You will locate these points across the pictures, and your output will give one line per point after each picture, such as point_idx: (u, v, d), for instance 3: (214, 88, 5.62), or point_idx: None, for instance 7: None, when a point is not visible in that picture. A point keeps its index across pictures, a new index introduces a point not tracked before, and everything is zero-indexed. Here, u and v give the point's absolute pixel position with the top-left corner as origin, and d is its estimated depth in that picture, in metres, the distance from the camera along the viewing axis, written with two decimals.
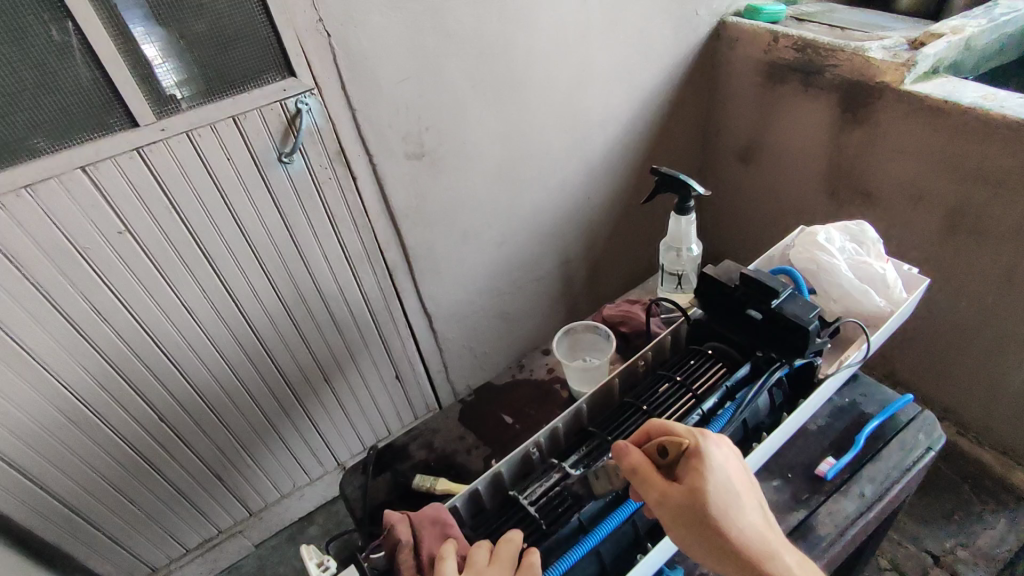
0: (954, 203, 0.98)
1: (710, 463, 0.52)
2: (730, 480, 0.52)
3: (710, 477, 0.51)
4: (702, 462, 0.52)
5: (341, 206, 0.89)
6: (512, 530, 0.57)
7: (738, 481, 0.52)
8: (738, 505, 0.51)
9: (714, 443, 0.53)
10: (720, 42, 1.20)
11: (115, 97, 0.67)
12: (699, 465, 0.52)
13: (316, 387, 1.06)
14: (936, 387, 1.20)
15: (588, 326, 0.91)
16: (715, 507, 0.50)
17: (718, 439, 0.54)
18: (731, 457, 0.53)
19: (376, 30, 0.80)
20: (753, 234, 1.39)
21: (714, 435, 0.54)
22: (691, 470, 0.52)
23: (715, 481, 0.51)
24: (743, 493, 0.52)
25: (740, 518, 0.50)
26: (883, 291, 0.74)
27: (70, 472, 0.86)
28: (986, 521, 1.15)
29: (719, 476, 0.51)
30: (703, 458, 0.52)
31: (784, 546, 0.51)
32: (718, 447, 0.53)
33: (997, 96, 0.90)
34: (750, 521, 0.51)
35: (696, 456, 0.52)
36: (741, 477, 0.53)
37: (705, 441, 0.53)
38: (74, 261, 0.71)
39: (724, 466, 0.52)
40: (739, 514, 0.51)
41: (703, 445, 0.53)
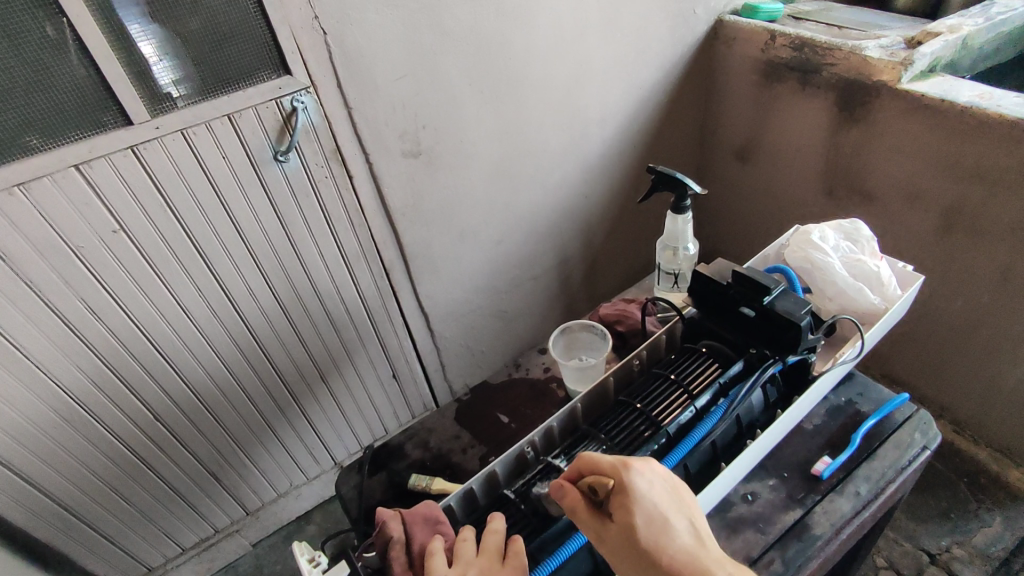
0: (951, 202, 0.98)
1: (633, 494, 0.52)
2: (656, 506, 0.51)
3: (636, 509, 0.51)
4: (626, 494, 0.52)
5: (338, 205, 0.89)
6: (497, 521, 0.58)
7: (665, 506, 0.52)
8: (669, 530, 0.51)
9: (636, 471, 0.53)
10: (717, 41, 1.20)
11: (109, 95, 0.67)
12: (624, 498, 0.52)
13: (312, 386, 1.06)
14: (933, 386, 1.20)
15: (584, 324, 0.91)
16: (644, 537, 0.50)
17: (643, 465, 0.54)
18: (658, 482, 0.53)
19: (372, 28, 0.80)
20: (751, 233, 1.39)
21: (638, 462, 0.54)
22: (617, 503, 0.52)
23: (641, 511, 0.51)
24: (672, 516, 0.52)
25: (670, 542, 0.50)
26: (878, 288, 0.74)
27: (65, 471, 0.86)
28: (983, 520, 1.15)
29: (645, 505, 0.51)
30: (626, 490, 0.52)
31: (722, 562, 0.50)
32: (642, 474, 0.53)
33: (994, 95, 0.90)
34: (681, 544, 0.50)
35: (620, 489, 0.52)
36: (670, 501, 0.52)
37: (627, 470, 0.53)
38: (68, 259, 0.71)
39: (648, 494, 0.52)
40: (670, 539, 0.50)
41: (624, 476, 0.53)
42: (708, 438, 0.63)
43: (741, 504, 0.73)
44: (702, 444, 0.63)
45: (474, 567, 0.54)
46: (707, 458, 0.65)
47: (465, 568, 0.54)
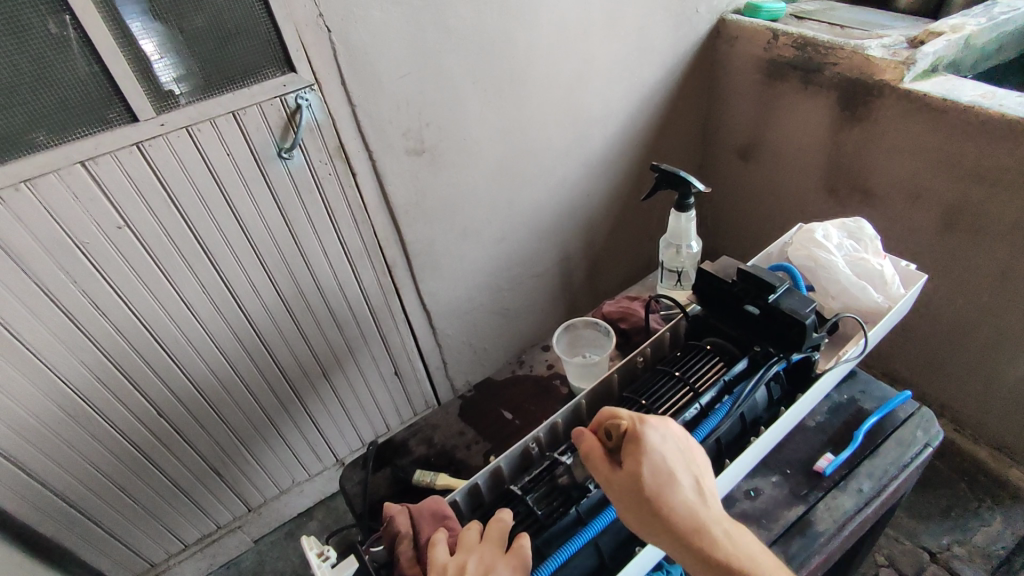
0: (953, 201, 0.98)
1: (645, 445, 0.53)
2: (665, 459, 0.53)
3: (645, 459, 0.52)
4: (638, 444, 0.53)
5: (341, 202, 0.89)
6: (503, 510, 0.57)
7: (674, 461, 0.53)
8: (673, 483, 0.52)
9: (651, 426, 0.54)
10: (720, 39, 1.20)
11: (114, 91, 0.67)
12: (636, 447, 0.53)
13: (315, 383, 1.06)
14: (934, 385, 1.20)
15: (587, 322, 0.91)
16: (649, 486, 0.51)
17: (659, 422, 0.55)
18: (671, 440, 0.54)
19: (376, 26, 0.80)
20: (752, 232, 1.39)
21: (655, 419, 0.56)
22: (629, 452, 0.53)
23: (650, 462, 0.52)
24: (680, 472, 0.53)
25: (672, 494, 0.51)
26: (881, 287, 0.74)
27: (69, 467, 0.86)
28: (983, 518, 1.16)
29: (655, 457, 0.53)
30: (639, 441, 0.53)
31: (717, 518, 0.51)
32: (656, 429, 0.55)
33: (996, 94, 0.90)
34: (684, 498, 0.51)
35: (634, 438, 0.54)
36: (680, 458, 0.54)
37: (643, 424, 0.55)
38: (74, 256, 0.71)
39: (660, 447, 0.53)
40: (674, 492, 0.51)
41: (639, 428, 0.54)
42: (713, 435, 0.64)
43: (744, 500, 0.73)
44: (707, 441, 0.64)
45: (474, 555, 0.54)
46: (711, 454, 0.66)
47: (466, 555, 0.54)
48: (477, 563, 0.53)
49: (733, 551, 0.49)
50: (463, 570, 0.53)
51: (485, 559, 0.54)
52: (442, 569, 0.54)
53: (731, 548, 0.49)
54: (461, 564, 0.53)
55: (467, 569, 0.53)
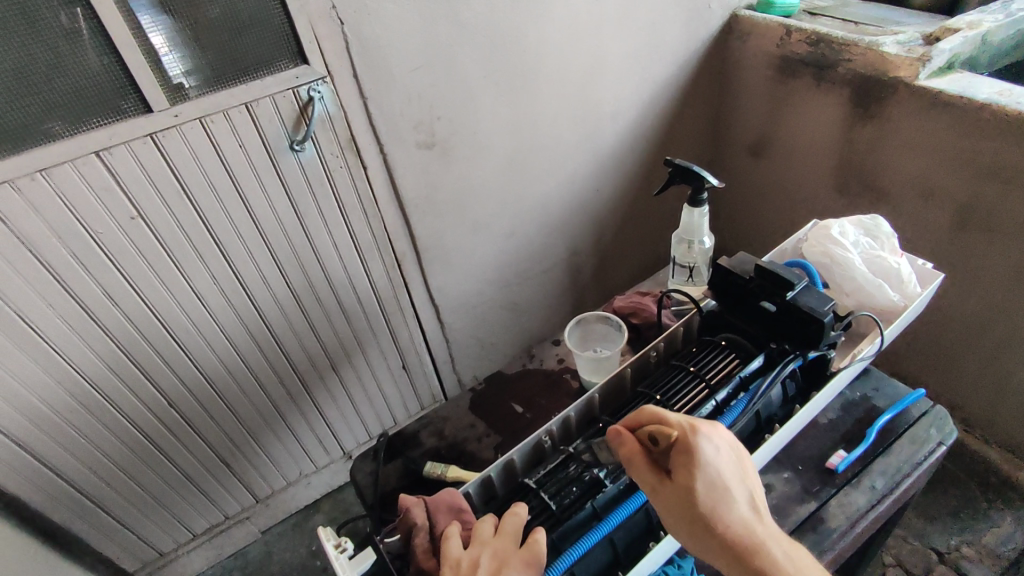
0: (966, 201, 0.97)
1: (699, 459, 0.52)
2: (719, 473, 0.52)
3: (699, 474, 0.52)
4: (692, 456, 0.52)
5: (352, 194, 0.89)
6: (520, 504, 0.58)
7: (728, 474, 0.53)
8: (726, 499, 0.52)
9: (705, 437, 0.53)
10: (732, 35, 1.19)
11: (128, 82, 0.67)
12: (689, 460, 0.53)
13: (323, 375, 1.07)
14: (944, 385, 1.20)
15: (599, 316, 0.91)
16: (704, 501, 0.51)
17: (710, 430, 0.54)
18: (723, 450, 0.54)
19: (389, 19, 0.80)
20: (763, 229, 1.39)
21: (706, 427, 0.54)
22: (680, 464, 0.53)
23: (704, 477, 0.52)
24: (733, 487, 0.53)
25: (728, 512, 0.51)
26: (898, 285, 0.74)
27: (81, 455, 0.87)
28: (992, 519, 1.15)
29: (709, 471, 0.52)
30: (692, 454, 0.52)
31: (772, 534, 0.52)
32: (709, 440, 0.53)
33: (1013, 92, 0.90)
34: (738, 514, 0.52)
35: (685, 450, 0.53)
36: (733, 470, 0.53)
37: (695, 434, 0.53)
38: (87, 245, 0.72)
39: (715, 460, 0.53)
40: (727, 507, 0.52)
41: (692, 440, 0.53)
42: (729, 432, 0.64)
43: None
44: None
45: (488, 549, 0.54)
46: None
47: (479, 550, 0.54)
48: (490, 558, 0.53)
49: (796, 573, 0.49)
50: (476, 565, 0.53)
51: (498, 554, 0.54)
52: (456, 564, 0.54)
53: (792, 569, 0.49)
54: (474, 560, 0.54)
55: (480, 565, 0.53)
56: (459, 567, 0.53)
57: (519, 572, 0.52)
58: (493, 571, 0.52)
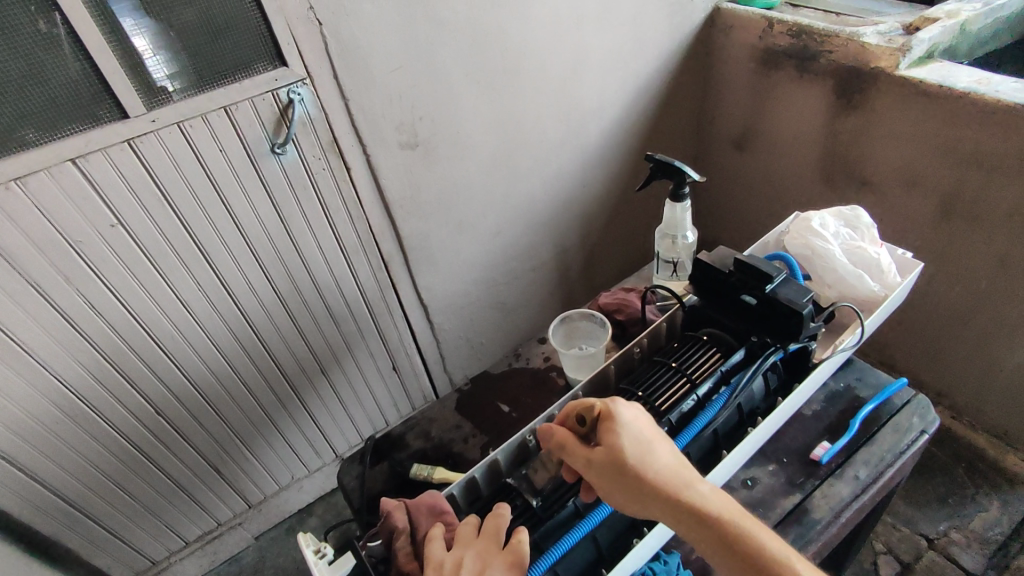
0: (949, 189, 0.98)
1: (620, 421, 0.53)
2: (642, 431, 0.53)
3: (623, 434, 0.52)
4: (613, 421, 0.54)
5: (336, 197, 0.89)
6: (502, 505, 0.57)
7: (651, 433, 0.53)
8: (653, 452, 0.52)
9: (622, 403, 0.55)
10: (715, 29, 1.19)
11: (104, 88, 0.66)
12: (611, 425, 0.53)
13: (312, 378, 1.06)
14: (931, 372, 1.21)
15: (583, 313, 0.91)
16: (629, 459, 0.51)
17: (629, 400, 0.56)
18: (642, 415, 0.55)
19: (367, 20, 0.79)
20: (749, 222, 1.39)
21: (624, 397, 0.56)
22: (604, 430, 0.54)
23: (627, 435, 0.52)
24: (658, 442, 0.53)
25: (656, 463, 0.51)
26: (878, 276, 0.74)
27: (67, 465, 0.86)
28: (980, 504, 1.16)
29: (632, 430, 0.53)
30: (613, 418, 0.54)
31: (700, 477, 0.51)
32: (627, 406, 0.55)
33: (992, 80, 0.90)
34: (667, 463, 0.51)
35: (607, 417, 0.54)
36: (656, 429, 0.54)
37: (613, 403, 0.55)
38: (67, 254, 0.71)
39: (635, 421, 0.54)
40: (655, 460, 0.51)
41: (610, 406, 0.54)
42: (710, 426, 0.64)
43: (741, 490, 0.74)
44: (704, 433, 0.64)
45: (471, 550, 0.54)
46: (708, 446, 0.67)
47: (462, 551, 0.55)
48: (474, 559, 0.53)
49: (724, 504, 0.49)
50: (458, 568, 0.53)
51: (480, 555, 0.54)
52: (439, 565, 0.54)
53: (720, 503, 0.49)
54: (457, 561, 0.54)
55: (463, 565, 0.53)
56: (442, 568, 0.54)
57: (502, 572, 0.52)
58: (476, 571, 0.52)
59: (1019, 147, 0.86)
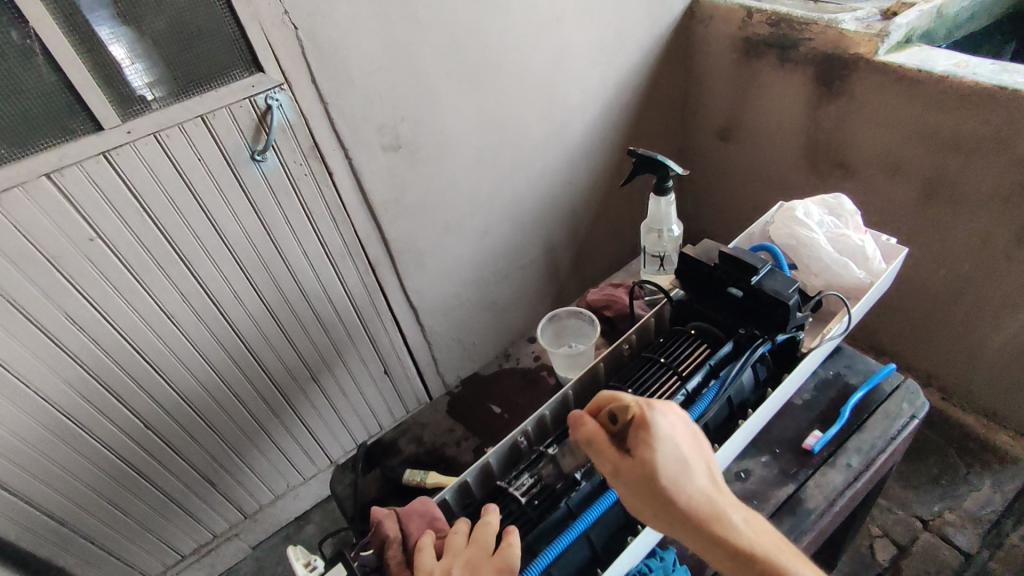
0: (932, 173, 0.99)
1: (657, 434, 0.51)
2: (678, 447, 0.51)
3: (659, 449, 0.51)
4: (648, 431, 0.51)
5: (319, 203, 0.88)
6: (491, 513, 0.57)
7: (685, 447, 0.52)
8: (687, 471, 0.51)
9: (660, 412, 0.52)
10: (695, 20, 1.19)
11: (77, 101, 0.65)
12: (647, 437, 0.51)
13: (304, 386, 1.05)
14: (921, 355, 1.22)
15: (571, 311, 0.91)
16: (664, 476, 0.50)
17: (666, 407, 0.54)
18: (679, 424, 0.53)
19: (343, 22, 0.79)
20: (735, 212, 1.39)
21: (662, 403, 0.53)
22: (640, 441, 0.51)
23: (663, 451, 0.51)
24: (692, 458, 0.51)
25: (689, 484, 0.50)
26: (862, 262, 0.75)
27: (57, 484, 0.85)
28: (973, 484, 1.17)
29: (668, 445, 0.51)
30: (650, 429, 0.51)
31: (731, 503, 0.51)
32: (664, 415, 0.53)
33: (970, 63, 0.91)
34: (700, 486, 0.50)
35: (644, 427, 0.52)
36: (690, 442, 0.53)
37: (651, 411, 0.52)
38: (47, 271, 0.70)
39: (671, 433, 0.52)
40: (689, 480, 0.50)
41: (648, 415, 0.52)
42: (702, 419, 0.64)
43: (734, 482, 0.74)
44: (696, 426, 0.64)
45: (460, 558, 0.54)
46: None
47: (452, 560, 0.54)
48: (463, 567, 0.53)
49: (754, 537, 0.49)
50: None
51: (470, 562, 0.53)
52: None
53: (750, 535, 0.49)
54: (446, 569, 0.53)
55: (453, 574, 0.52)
56: None
57: None
58: None
59: (998, 129, 0.87)
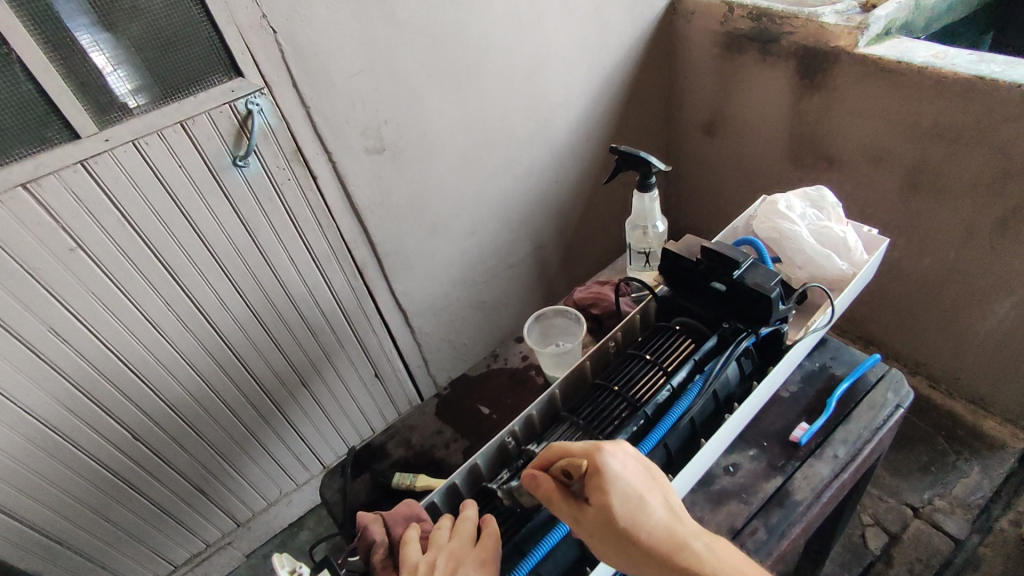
0: (914, 163, 0.99)
1: (609, 477, 0.52)
2: (632, 486, 0.52)
3: (615, 494, 0.51)
4: (602, 477, 0.52)
5: (303, 207, 0.88)
6: (470, 508, 0.59)
7: (641, 485, 0.52)
8: (644, 507, 0.51)
9: (610, 454, 0.53)
10: (677, 16, 1.20)
11: (52, 110, 0.64)
12: (601, 483, 0.52)
13: (293, 392, 1.05)
14: (908, 344, 1.23)
15: (558, 310, 0.90)
16: (622, 518, 0.50)
17: (615, 447, 0.54)
18: (631, 462, 0.53)
19: (323, 25, 0.78)
20: (722, 206, 1.40)
21: (610, 445, 0.54)
22: (593, 488, 0.52)
23: (618, 493, 0.51)
24: (648, 495, 0.52)
25: (647, 520, 0.51)
26: (845, 254, 0.75)
27: (43, 498, 0.84)
28: (962, 470, 1.18)
29: (622, 486, 0.52)
30: (602, 474, 0.52)
31: (692, 531, 0.51)
32: (614, 457, 0.53)
33: (948, 54, 0.92)
34: (659, 520, 0.51)
35: (596, 473, 0.52)
36: (644, 479, 0.53)
37: (600, 455, 0.53)
38: (26, 283, 0.69)
39: (624, 473, 0.52)
40: (648, 516, 0.51)
41: (598, 461, 0.52)
42: (687, 415, 0.64)
43: (723, 477, 0.74)
44: (681, 422, 0.64)
45: (444, 550, 0.55)
46: (686, 435, 0.67)
47: (436, 553, 0.55)
48: (447, 559, 0.54)
49: (720, 563, 0.49)
50: (433, 570, 0.53)
51: (454, 554, 0.54)
52: (413, 569, 0.54)
53: (716, 562, 0.49)
54: (431, 562, 0.54)
55: (437, 566, 0.53)
56: (417, 571, 0.54)
57: (476, 570, 0.53)
58: (450, 570, 0.53)
59: (978, 119, 0.88)
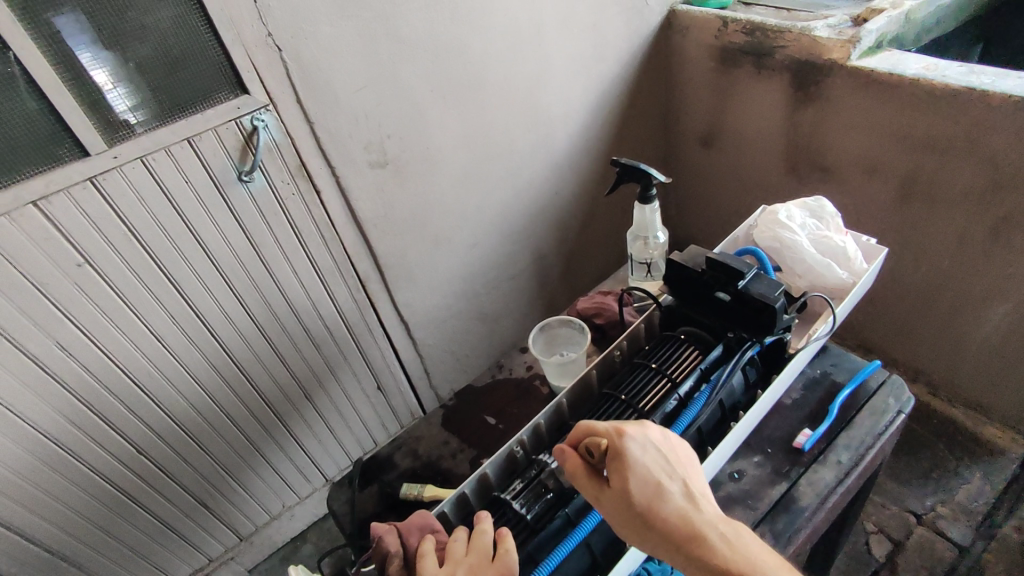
0: (908, 172, 1.01)
1: (628, 460, 0.53)
2: (650, 470, 0.53)
3: (631, 474, 0.53)
4: (621, 459, 0.54)
5: (307, 221, 0.89)
6: (485, 521, 0.59)
7: (659, 469, 0.54)
8: (662, 492, 0.52)
9: (630, 437, 0.55)
10: (672, 31, 1.22)
11: (62, 127, 0.65)
12: (620, 464, 0.54)
13: (297, 405, 1.05)
14: (907, 351, 1.24)
15: (562, 320, 0.91)
16: (639, 501, 0.52)
17: (637, 430, 0.56)
18: (652, 447, 0.55)
19: (327, 42, 0.80)
20: (720, 216, 1.41)
21: (633, 428, 0.56)
22: (613, 469, 0.54)
23: (637, 476, 0.53)
24: (666, 480, 0.53)
25: (664, 505, 0.51)
26: (845, 263, 0.76)
27: (47, 515, 0.84)
28: (964, 476, 1.19)
29: (640, 469, 0.53)
30: (621, 456, 0.54)
31: (711, 520, 0.51)
32: (635, 440, 0.55)
33: (938, 66, 0.94)
34: (676, 506, 0.52)
35: (616, 455, 0.54)
36: (663, 464, 0.54)
37: (621, 438, 0.55)
38: (35, 298, 0.70)
39: (642, 458, 0.54)
40: (665, 501, 0.52)
41: (618, 443, 0.54)
42: (693, 425, 0.65)
43: (729, 483, 0.74)
44: (688, 432, 0.65)
45: (462, 565, 0.55)
46: (693, 444, 0.67)
47: (454, 568, 0.55)
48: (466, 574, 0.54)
49: (737, 555, 0.48)
50: None
51: (472, 570, 0.54)
52: None
53: (730, 552, 0.49)
54: None
55: None
56: None
57: None
58: None
59: (969, 129, 0.90)
